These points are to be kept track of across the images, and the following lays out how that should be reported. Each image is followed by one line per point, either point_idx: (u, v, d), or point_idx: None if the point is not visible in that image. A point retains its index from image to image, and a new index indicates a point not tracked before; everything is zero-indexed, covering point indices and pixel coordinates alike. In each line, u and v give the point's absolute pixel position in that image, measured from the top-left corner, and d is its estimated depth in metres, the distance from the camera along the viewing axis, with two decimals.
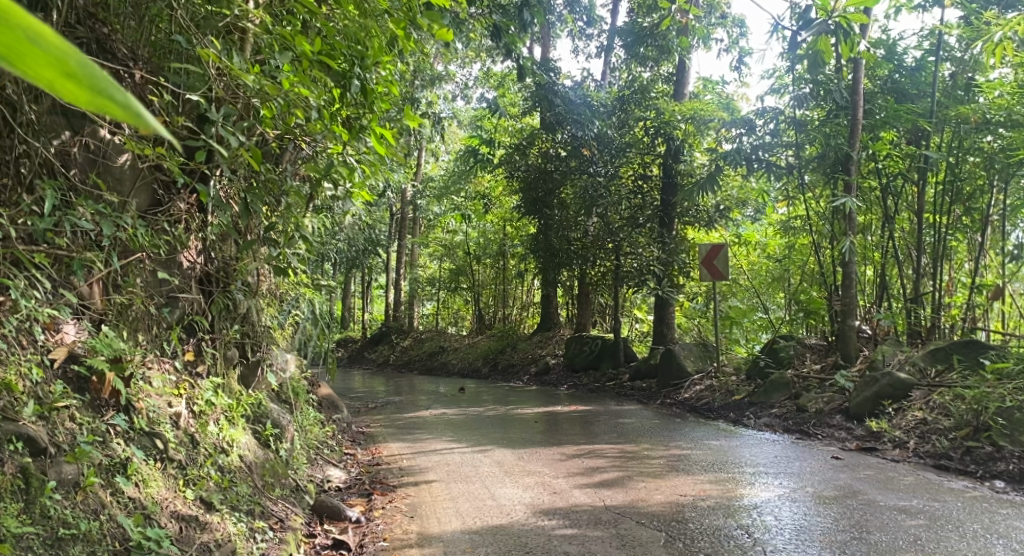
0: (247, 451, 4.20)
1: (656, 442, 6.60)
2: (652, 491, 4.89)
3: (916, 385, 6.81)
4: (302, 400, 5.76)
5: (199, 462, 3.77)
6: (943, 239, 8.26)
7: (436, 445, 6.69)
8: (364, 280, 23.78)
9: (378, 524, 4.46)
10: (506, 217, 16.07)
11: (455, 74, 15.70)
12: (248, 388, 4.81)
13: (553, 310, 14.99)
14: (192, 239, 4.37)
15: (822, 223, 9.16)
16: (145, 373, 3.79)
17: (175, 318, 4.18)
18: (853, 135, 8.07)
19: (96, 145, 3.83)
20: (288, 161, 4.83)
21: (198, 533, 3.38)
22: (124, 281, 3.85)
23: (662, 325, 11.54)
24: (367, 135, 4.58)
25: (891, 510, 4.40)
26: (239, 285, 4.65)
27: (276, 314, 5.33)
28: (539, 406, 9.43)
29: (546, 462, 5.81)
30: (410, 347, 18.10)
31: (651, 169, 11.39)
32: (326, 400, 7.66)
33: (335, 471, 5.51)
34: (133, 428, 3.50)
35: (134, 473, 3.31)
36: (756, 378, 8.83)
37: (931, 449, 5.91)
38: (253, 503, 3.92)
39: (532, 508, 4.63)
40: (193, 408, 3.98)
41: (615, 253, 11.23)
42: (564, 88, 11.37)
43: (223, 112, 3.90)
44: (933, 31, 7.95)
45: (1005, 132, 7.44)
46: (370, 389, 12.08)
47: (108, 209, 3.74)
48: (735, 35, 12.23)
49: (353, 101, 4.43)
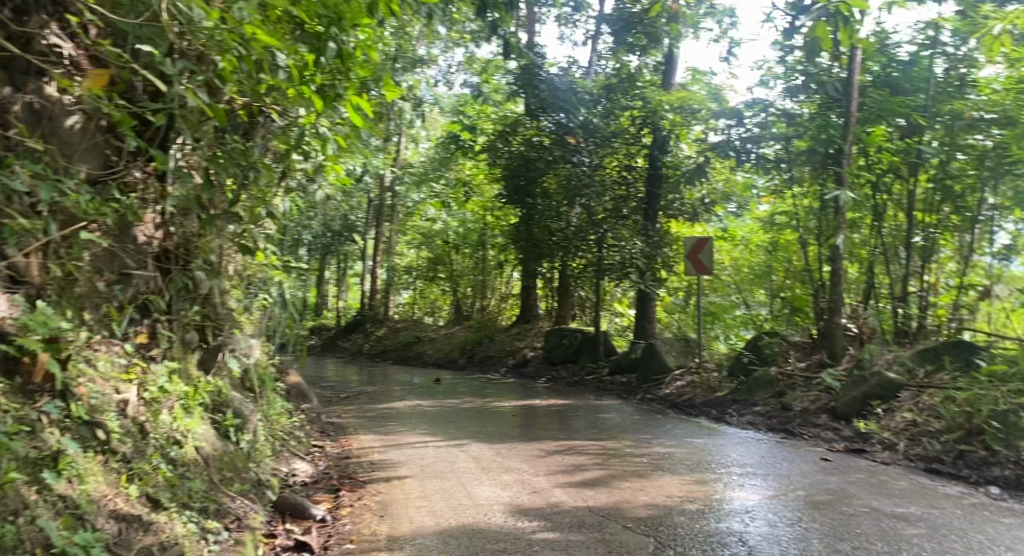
0: (203, 442, 3.89)
1: (638, 440, 6.35)
2: (638, 492, 4.64)
3: (905, 386, 6.63)
4: (268, 388, 5.44)
5: (147, 455, 3.46)
6: (931, 239, 8.08)
7: (411, 439, 6.40)
8: (339, 268, 23.35)
9: (345, 524, 4.15)
10: (488, 206, 15.78)
11: (438, 57, 15.30)
12: (208, 374, 4.47)
13: (533, 302, 14.70)
14: (148, 211, 4.01)
15: (809, 219, 8.97)
16: (89, 355, 3.46)
17: (128, 296, 3.87)
18: (847, 128, 7.89)
19: (41, 104, 3.50)
20: (258, 137, 4.57)
21: (139, 535, 3.07)
22: (67, 253, 3.49)
23: (643, 320, 11.29)
24: (343, 104, 4.22)
25: (889, 517, 4.18)
26: (200, 264, 4.32)
27: (242, 297, 5.00)
28: (516, 399, 9.16)
29: (524, 459, 5.54)
30: (386, 336, 17.75)
31: (636, 160, 11.04)
32: (295, 389, 7.33)
33: (301, 464, 5.22)
34: (71, 417, 3.18)
35: (66, 468, 2.98)
36: (739, 375, 8.62)
37: (921, 451, 5.71)
38: (207, 500, 3.61)
39: (511, 508, 4.35)
40: (143, 396, 3.66)
41: (598, 246, 10.81)
42: (551, 73, 11.17)
43: (180, 65, 3.50)
44: (928, 24, 7.75)
45: (1000, 130, 7.27)
46: (342, 379, 11.68)
47: (49, 171, 3.36)
48: (725, 26, 11.97)
49: (328, 66, 4.01)
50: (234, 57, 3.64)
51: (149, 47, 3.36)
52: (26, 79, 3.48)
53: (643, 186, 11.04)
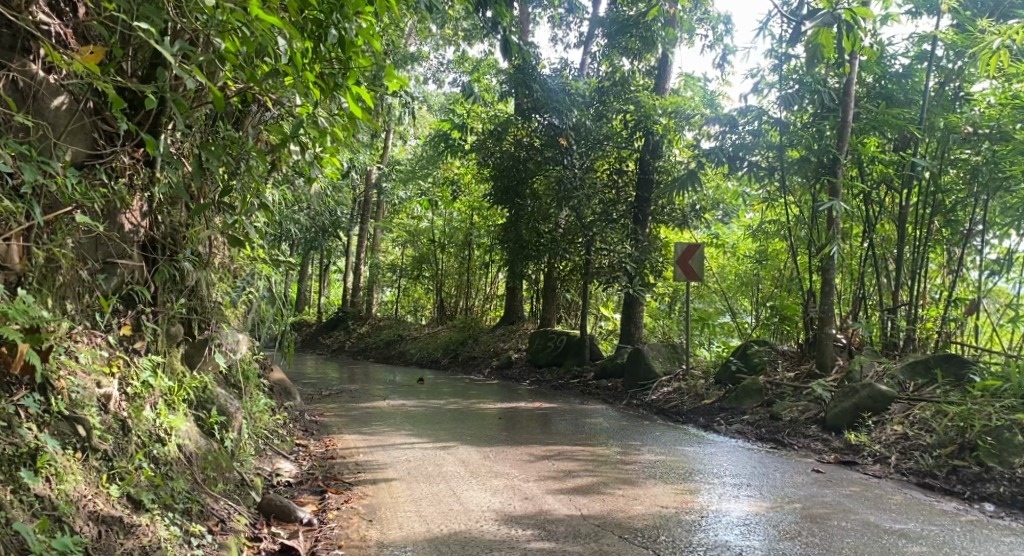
0: (187, 440, 3.74)
1: (628, 446, 6.25)
2: (632, 501, 4.55)
3: (896, 398, 6.58)
4: (252, 384, 5.28)
5: (130, 453, 3.30)
6: (922, 253, 8.03)
7: (396, 439, 6.26)
8: (321, 265, 23.05)
9: (332, 528, 4.02)
10: (475, 205, 15.63)
11: (428, 55, 15.14)
12: (192, 369, 4.33)
13: (519, 304, 14.56)
14: (136, 198, 3.86)
15: (800, 228, 8.90)
16: (70, 346, 3.30)
17: (112, 287, 3.70)
18: (842, 137, 7.77)
19: (26, 83, 3.31)
20: (249, 125, 4.62)
21: (120, 539, 2.93)
22: (49, 239, 3.31)
23: (630, 324, 11.21)
24: (343, 94, 4.01)
25: (888, 534, 4.12)
26: (187, 254, 4.17)
27: (229, 290, 4.85)
28: (501, 401, 9.03)
29: (513, 463, 5.43)
30: (368, 334, 17.57)
31: (627, 164, 11.22)
32: (277, 386, 7.16)
33: (285, 464, 5.08)
34: (50, 412, 3.02)
35: (44, 467, 2.82)
36: (727, 383, 8.54)
37: (914, 465, 5.65)
38: (191, 500, 3.47)
39: (503, 515, 4.24)
40: (125, 390, 3.52)
41: (586, 248, 10.70)
42: (544, 75, 10.87)
43: (178, 46, 3.35)
44: (925, 37, 7.70)
45: (992, 145, 7.26)
46: (323, 376, 11.49)
47: (33, 152, 3.19)
48: (720, 32, 11.94)
49: (328, 54, 3.85)
50: (235, 40, 3.50)
51: (145, 25, 3.20)
52: (11, 56, 3.30)
53: (632, 189, 11.17)
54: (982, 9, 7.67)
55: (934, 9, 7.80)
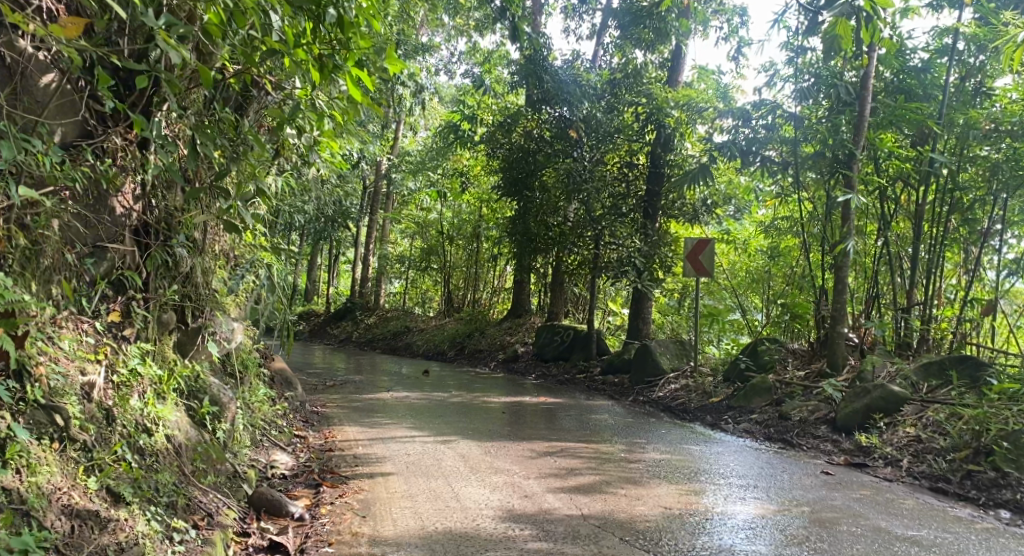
0: (176, 431, 3.64)
1: (633, 444, 6.11)
2: (634, 501, 4.42)
3: (909, 400, 6.41)
4: (250, 374, 5.18)
5: (112, 444, 3.20)
6: (939, 251, 7.81)
7: (396, 432, 6.16)
8: (330, 256, 22.98)
9: (324, 524, 3.91)
10: (484, 197, 15.50)
11: (440, 46, 14.99)
12: (185, 357, 4.23)
13: (526, 297, 14.42)
14: (127, 180, 3.76)
15: (813, 224, 8.68)
16: (53, 332, 3.21)
17: (101, 271, 3.60)
18: (859, 131, 7.50)
19: (13, 59, 3.19)
20: (252, 112, 4.52)
21: (94, 534, 2.83)
22: (33, 221, 3.20)
23: (638, 319, 11.04)
24: (342, 76, 3.84)
25: (900, 541, 3.96)
26: (182, 240, 4.07)
27: (226, 278, 4.74)
28: (506, 395, 8.90)
29: (515, 459, 5.30)
30: (375, 325, 17.47)
31: (637, 158, 10.99)
32: (278, 376, 7.05)
33: (281, 456, 4.98)
34: (25, 400, 2.92)
35: (15, 458, 2.73)
36: (735, 381, 8.38)
37: (927, 470, 5.49)
38: (177, 493, 3.36)
39: (502, 513, 4.12)
40: (112, 378, 3.42)
41: (595, 243, 10.58)
42: (556, 66, 10.77)
43: (165, 19, 3.20)
44: (946, 30, 7.45)
45: (1013, 142, 7.01)
46: (328, 366, 11.39)
47: (15, 130, 3.07)
48: (735, 24, 11.72)
49: (328, 35, 3.68)
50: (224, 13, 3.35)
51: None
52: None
53: (642, 183, 10.93)
54: (1005, 3, 7.46)
55: (956, 1, 7.58)
